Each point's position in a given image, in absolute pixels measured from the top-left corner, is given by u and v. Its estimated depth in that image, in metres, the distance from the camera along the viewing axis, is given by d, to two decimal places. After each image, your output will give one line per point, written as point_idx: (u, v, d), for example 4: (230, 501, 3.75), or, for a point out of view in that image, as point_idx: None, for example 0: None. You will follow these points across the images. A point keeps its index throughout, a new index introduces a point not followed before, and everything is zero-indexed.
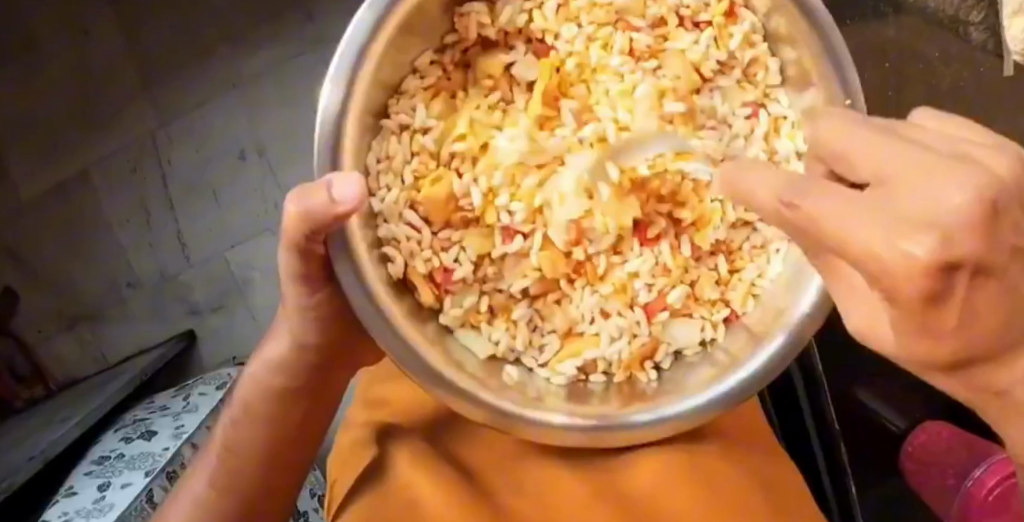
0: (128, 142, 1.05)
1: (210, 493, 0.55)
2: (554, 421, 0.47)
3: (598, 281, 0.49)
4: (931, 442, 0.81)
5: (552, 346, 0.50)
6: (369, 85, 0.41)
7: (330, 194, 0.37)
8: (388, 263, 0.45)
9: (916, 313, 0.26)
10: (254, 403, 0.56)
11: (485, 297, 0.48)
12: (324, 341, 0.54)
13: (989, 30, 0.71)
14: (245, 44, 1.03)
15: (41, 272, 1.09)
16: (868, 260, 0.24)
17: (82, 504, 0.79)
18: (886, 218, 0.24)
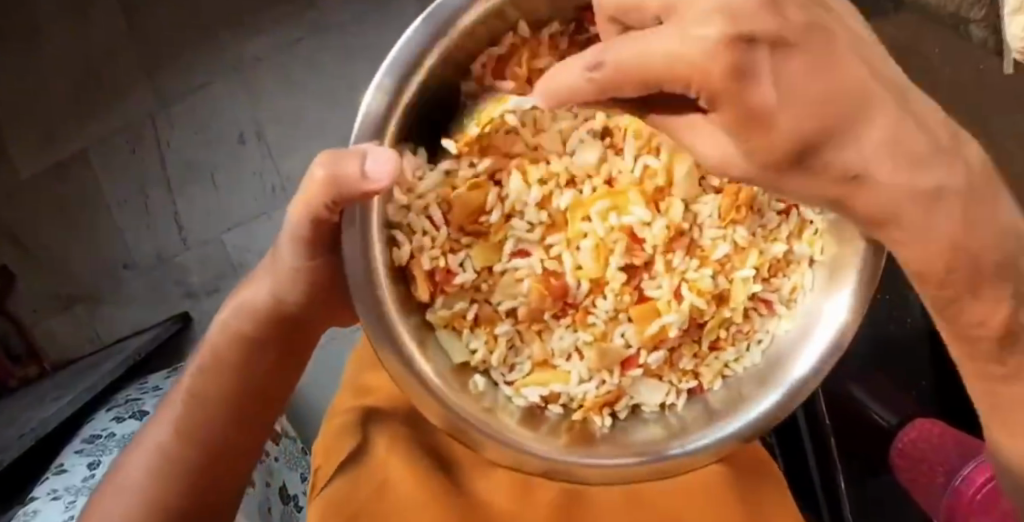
0: (127, 124, 1.05)
1: (171, 438, 0.55)
2: (507, 442, 0.45)
3: (587, 318, 0.48)
4: (921, 439, 0.78)
5: (523, 368, 0.49)
6: (420, 93, 0.39)
7: (365, 164, 0.37)
8: (394, 247, 0.42)
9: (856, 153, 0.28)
10: (222, 351, 0.56)
11: (474, 305, 0.47)
12: (304, 300, 0.55)
13: (990, 28, 0.70)
14: (245, 29, 1.03)
15: (38, 252, 1.09)
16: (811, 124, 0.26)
17: (72, 481, 0.79)
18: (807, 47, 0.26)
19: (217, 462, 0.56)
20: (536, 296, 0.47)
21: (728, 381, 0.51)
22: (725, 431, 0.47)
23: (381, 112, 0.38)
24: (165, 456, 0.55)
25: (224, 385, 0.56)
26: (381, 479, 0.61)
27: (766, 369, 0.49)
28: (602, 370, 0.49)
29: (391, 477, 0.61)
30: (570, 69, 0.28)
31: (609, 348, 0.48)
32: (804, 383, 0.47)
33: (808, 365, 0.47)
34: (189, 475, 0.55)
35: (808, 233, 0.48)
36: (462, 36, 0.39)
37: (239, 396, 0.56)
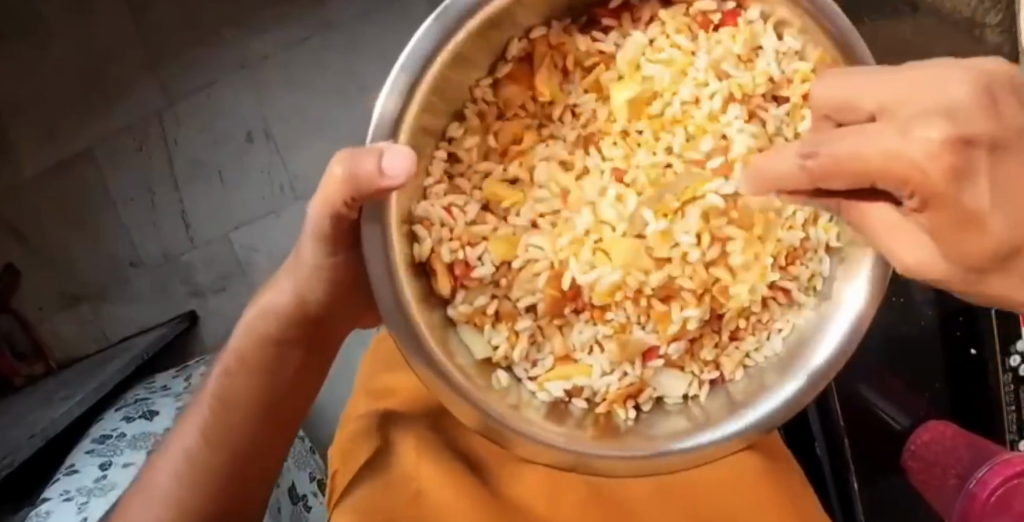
0: (134, 121, 1.05)
1: (198, 441, 0.56)
2: (534, 436, 0.44)
3: (606, 317, 0.47)
4: (934, 442, 0.79)
5: (546, 363, 0.48)
6: (431, 91, 0.39)
7: (381, 163, 0.36)
8: (415, 242, 0.43)
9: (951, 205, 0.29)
10: (245, 349, 0.56)
11: (495, 300, 0.46)
12: (327, 300, 0.54)
13: (1006, 34, 0.71)
14: (253, 26, 1.02)
15: (43, 250, 1.08)
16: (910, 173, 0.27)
17: (83, 483, 0.79)
18: (893, 129, 0.27)
19: (241, 465, 0.56)
20: (552, 290, 0.46)
21: (748, 370, 0.50)
22: (748, 420, 0.46)
23: (398, 107, 0.38)
24: (192, 461, 0.55)
25: (246, 386, 0.56)
26: (413, 487, 0.60)
27: (787, 356, 0.48)
28: (623, 363, 0.48)
29: (421, 483, 0.60)
30: (779, 163, 0.32)
31: (629, 339, 0.47)
32: (828, 368, 0.46)
33: (830, 350, 0.46)
34: (214, 479, 0.55)
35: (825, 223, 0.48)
36: (471, 33, 0.38)
37: (260, 398, 0.56)
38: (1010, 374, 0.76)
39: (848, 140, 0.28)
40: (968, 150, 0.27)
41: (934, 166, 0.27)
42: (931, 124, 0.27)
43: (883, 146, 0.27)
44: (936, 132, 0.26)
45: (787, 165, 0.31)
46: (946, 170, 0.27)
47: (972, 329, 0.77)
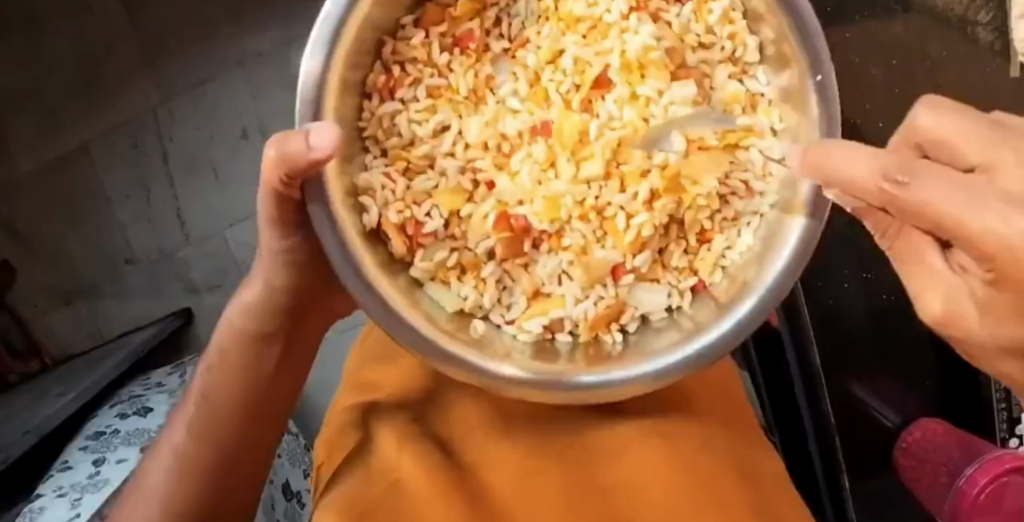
0: (129, 119, 1.05)
1: (186, 439, 0.56)
2: (501, 373, 0.44)
3: (564, 242, 0.49)
4: (926, 440, 0.79)
5: (519, 305, 0.49)
6: (346, 67, 0.43)
7: (308, 142, 0.38)
8: (364, 213, 0.46)
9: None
10: (230, 345, 0.56)
11: (454, 252, 0.48)
12: (297, 287, 0.54)
13: (997, 31, 0.71)
14: (249, 22, 1.02)
15: (37, 246, 1.08)
16: (1004, 251, 0.28)
17: (76, 479, 0.79)
18: (995, 198, 0.28)
19: (234, 461, 0.56)
20: (500, 226, 0.48)
21: (727, 271, 0.49)
22: (733, 321, 0.45)
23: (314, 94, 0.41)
24: (180, 459, 0.56)
25: (234, 385, 0.56)
26: (393, 476, 0.55)
27: (762, 246, 0.47)
28: (594, 287, 0.49)
29: (403, 473, 0.55)
30: (858, 158, 0.32)
31: (591, 260, 0.48)
32: (805, 246, 0.45)
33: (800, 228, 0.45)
34: (208, 474, 0.55)
35: (762, 105, 0.48)
36: (363, 20, 0.43)
37: (246, 395, 0.56)
38: None
39: (937, 181, 0.29)
40: None
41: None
42: None
43: (996, 214, 0.28)
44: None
45: (866, 168, 0.31)
46: None
47: None
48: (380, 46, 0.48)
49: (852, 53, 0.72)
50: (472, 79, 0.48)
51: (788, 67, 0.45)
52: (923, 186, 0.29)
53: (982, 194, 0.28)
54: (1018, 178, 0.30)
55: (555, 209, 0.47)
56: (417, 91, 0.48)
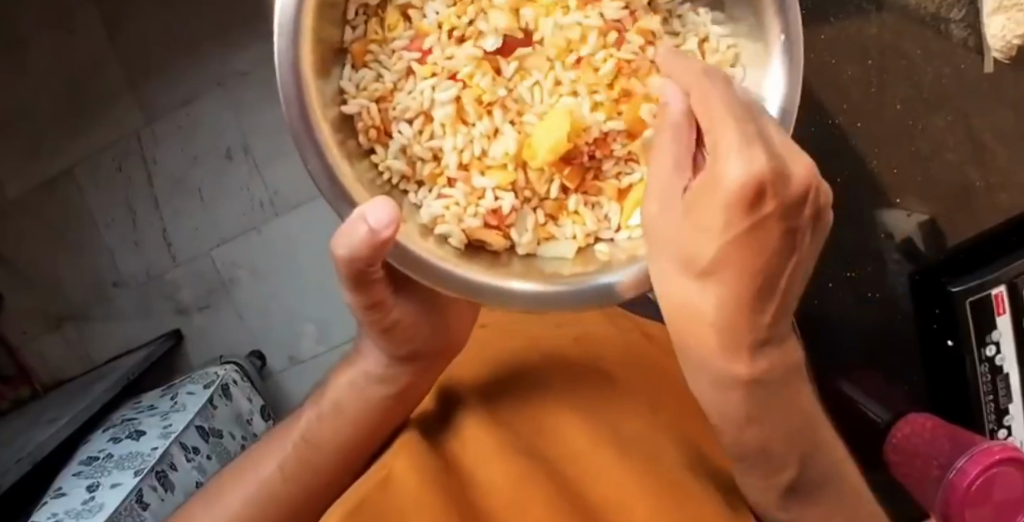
0: (112, 141, 1.04)
1: (278, 476, 0.56)
2: (540, 291, 0.44)
3: (614, 141, 0.49)
4: (914, 434, 0.80)
5: (615, 210, 0.50)
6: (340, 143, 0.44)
7: (367, 223, 0.39)
8: (449, 239, 0.48)
9: (725, 211, 0.31)
10: (346, 403, 0.56)
11: (539, 209, 0.50)
12: (417, 348, 0.56)
13: (970, 27, 0.72)
14: (224, 40, 1.01)
15: (26, 271, 1.08)
16: (717, 163, 0.32)
17: (72, 504, 0.78)
18: (751, 134, 0.32)
19: (314, 496, 0.56)
20: (556, 166, 0.49)
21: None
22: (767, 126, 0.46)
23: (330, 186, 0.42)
24: (269, 493, 0.55)
25: (341, 438, 0.56)
26: (381, 477, 0.49)
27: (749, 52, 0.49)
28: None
29: (394, 470, 0.49)
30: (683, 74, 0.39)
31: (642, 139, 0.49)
32: (791, 66, 0.46)
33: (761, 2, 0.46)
34: (290, 511, 0.56)
35: None
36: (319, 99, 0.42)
37: (355, 448, 0.56)
38: (987, 364, 0.76)
39: (727, 100, 0.35)
40: (759, 198, 0.30)
41: (733, 176, 0.30)
42: (747, 153, 0.30)
43: (726, 135, 0.32)
44: (761, 158, 0.30)
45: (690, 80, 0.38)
46: (735, 187, 0.30)
47: (949, 322, 0.76)
48: (349, 116, 0.47)
49: (829, 53, 0.73)
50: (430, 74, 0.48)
51: None
52: (710, 96, 0.36)
53: (738, 122, 0.33)
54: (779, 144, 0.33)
55: (579, 127, 0.48)
56: (405, 117, 0.48)
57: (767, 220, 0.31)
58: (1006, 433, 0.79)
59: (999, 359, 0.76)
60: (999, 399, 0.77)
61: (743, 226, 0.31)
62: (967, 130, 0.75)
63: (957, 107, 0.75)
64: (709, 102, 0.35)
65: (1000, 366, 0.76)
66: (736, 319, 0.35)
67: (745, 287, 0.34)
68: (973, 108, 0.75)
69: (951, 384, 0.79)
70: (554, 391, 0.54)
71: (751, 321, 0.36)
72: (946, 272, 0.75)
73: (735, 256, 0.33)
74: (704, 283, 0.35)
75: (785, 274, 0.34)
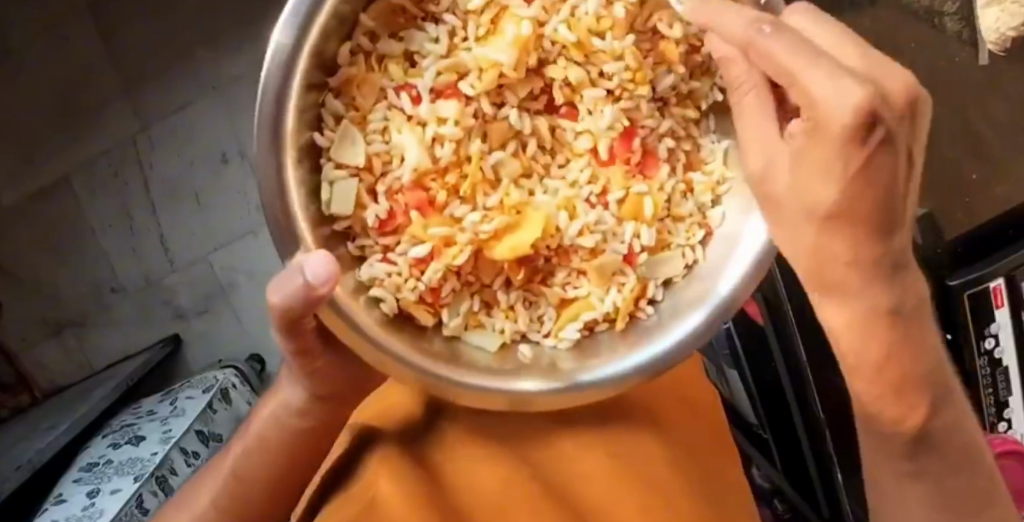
0: (108, 147, 1.04)
1: (212, 506, 0.55)
2: (514, 388, 0.41)
3: (573, 252, 0.45)
4: None
5: (551, 314, 0.45)
6: (301, 177, 0.36)
7: (304, 276, 0.34)
8: (381, 303, 0.40)
9: (834, 156, 0.26)
10: (268, 435, 0.52)
11: (477, 297, 0.44)
12: (338, 384, 0.50)
13: (964, 20, 0.72)
14: (220, 47, 1.02)
15: (25, 279, 1.08)
16: (818, 109, 0.25)
17: (71, 511, 0.78)
18: (828, 63, 0.25)
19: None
20: (511, 266, 0.43)
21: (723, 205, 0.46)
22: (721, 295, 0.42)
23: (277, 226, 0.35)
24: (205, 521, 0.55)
25: (267, 476, 0.53)
26: (370, 495, 0.49)
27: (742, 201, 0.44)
28: (612, 281, 0.45)
29: (379, 490, 0.49)
30: (723, 16, 0.30)
31: (603, 260, 0.44)
32: None
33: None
34: None
35: None
36: (294, 134, 0.35)
37: (289, 474, 0.54)
38: (986, 357, 0.75)
39: (787, 38, 0.27)
40: (873, 127, 0.25)
41: (839, 118, 0.25)
42: (843, 86, 0.24)
43: (807, 74, 0.25)
44: (861, 85, 0.24)
45: (736, 22, 0.29)
46: (845, 128, 0.25)
47: (948, 315, 0.76)
48: (314, 147, 0.38)
49: None
50: (415, 134, 0.40)
51: None
52: (768, 43, 0.27)
53: (816, 57, 0.25)
54: (860, 59, 0.27)
55: (549, 232, 0.43)
56: (374, 164, 0.40)
57: (880, 154, 0.26)
58: (1007, 427, 0.76)
59: (999, 351, 0.74)
60: (998, 392, 0.76)
61: (856, 163, 0.26)
62: (962, 123, 0.76)
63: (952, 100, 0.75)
64: (767, 47, 0.27)
65: (999, 360, 0.75)
66: (869, 255, 0.29)
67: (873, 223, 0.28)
68: (965, 100, 0.75)
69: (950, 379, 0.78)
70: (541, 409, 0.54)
71: (887, 239, 0.29)
72: (944, 266, 0.76)
73: (861, 205, 0.27)
74: (824, 243, 0.29)
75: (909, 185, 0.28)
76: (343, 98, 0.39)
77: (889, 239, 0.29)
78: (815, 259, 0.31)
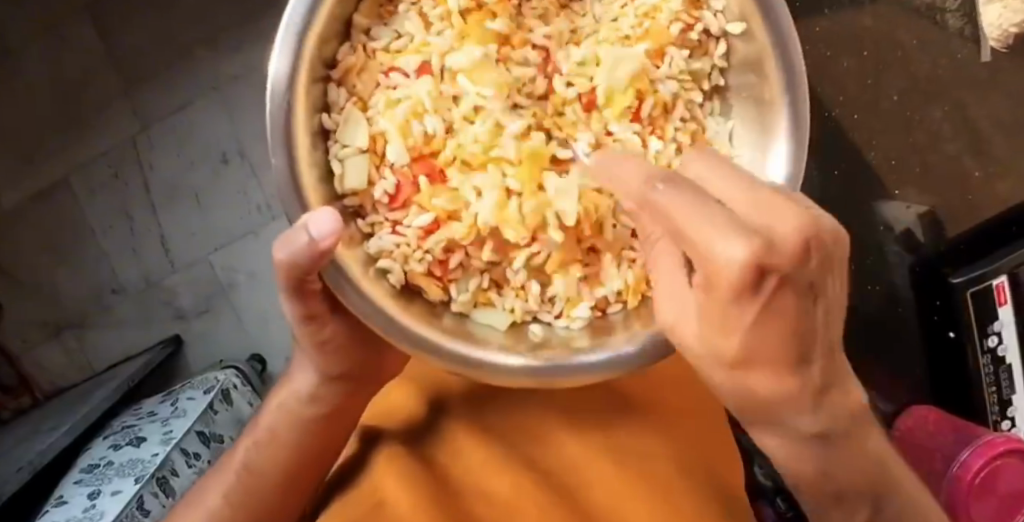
0: (106, 148, 1.04)
1: (222, 505, 0.53)
2: (513, 364, 0.43)
3: (579, 233, 0.47)
4: (918, 427, 0.76)
5: (562, 298, 0.47)
6: (309, 151, 0.42)
7: (309, 233, 0.37)
8: (388, 275, 0.45)
9: (730, 301, 0.27)
10: (281, 425, 0.53)
11: (486, 274, 0.47)
12: (353, 367, 0.52)
13: (966, 16, 0.72)
14: (217, 47, 1.01)
15: (24, 280, 1.07)
16: (710, 263, 0.27)
17: (72, 512, 0.78)
18: (720, 216, 0.26)
19: None
20: (515, 242, 0.46)
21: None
22: None
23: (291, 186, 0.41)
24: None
25: (281, 467, 0.53)
26: (376, 500, 0.51)
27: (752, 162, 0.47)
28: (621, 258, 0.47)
29: (386, 495, 0.51)
30: (622, 171, 0.32)
31: (608, 236, 0.46)
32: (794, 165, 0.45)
33: (787, 120, 0.46)
34: None
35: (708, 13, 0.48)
36: (301, 113, 0.41)
37: (296, 472, 0.53)
38: (989, 355, 0.75)
39: (674, 188, 0.28)
40: (765, 276, 0.26)
41: (729, 271, 0.26)
42: (730, 238, 0.25)
43: (699, 228, 0.26)
44: (744, 245, 0.25)
45: (633, 179, 0.31)
46: (736, 282, 0.26)
47: (950, 314, 0.76)
48: (325, 129, 0.44)
49: (822, 45, 0.73)
50: (408, 108, 0.44)
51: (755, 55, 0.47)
52: (654, 195, 0.29)
53: (704, 206, 0.27)
54: (748, 202, 0.28)
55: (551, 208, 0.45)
56: (373, 143, 0.45)
57: (774, 295, 0.27)
58: (1010, 424, 0.78)
59: (1004, 349, 0.75)
60: (1002, 389, 0.76)
61: (751, 314, 0.28)
62: (964, 120, 0.75)
63: (954, 97, 0.74)
64: (656, 200, 0.29)
65: (1004, 357, 0.75)
66: (791, 380, 0.31)
67: (788, 354, 0.30)
68: (968, 97, 0.74)
69: (954, 381, 0.79)
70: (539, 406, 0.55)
71: (803, 370, 0.31)
72: (947, 263, 0.76)
73: (771, 336, 0.29)
74: (742, 373, 0.31)
75: (817, 318, 0.29)
76: (347, 87, 0.45)
77: (804, 369, 0.31)
78: (736, 385, 0.32)
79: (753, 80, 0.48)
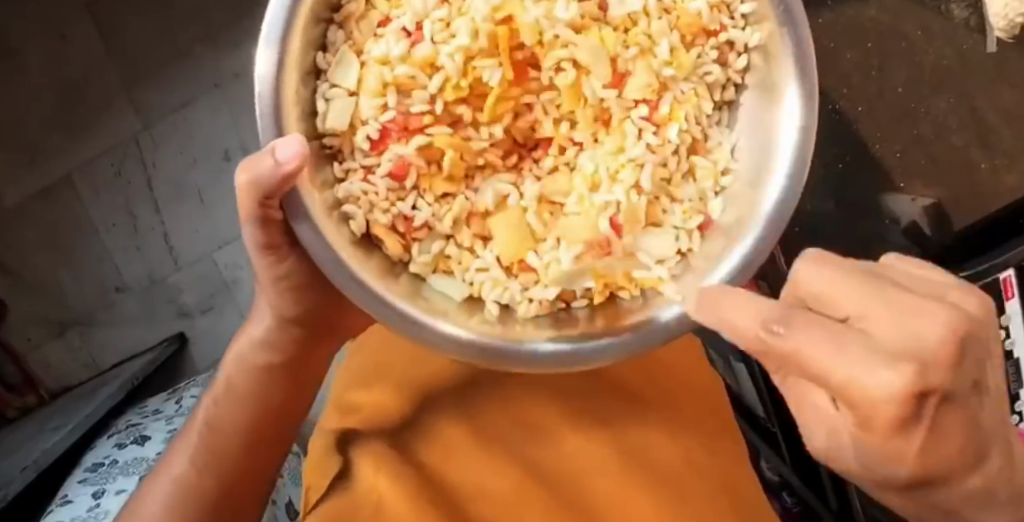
0: (108, 145, 1.04)
1: (190, 470, 0.53)
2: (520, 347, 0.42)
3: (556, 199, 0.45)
4: None
5: (530, 276, 0.45)
6: (295, 94, 0.40)
7: (275, 156, 0.37)
8: (349, 221, 0.42)
9: (887, 436, 0.27)
10: (237, 379, 0.54)
11: (451, 241, 0.44)
12: (304, 312, 0.52)
13: (970, 7, 0.72)
14: (221, 44, 1.01)
15: (28, 279, 1.07)
16: (867, 403, 0.26)
17: (78, 512, 0.79)
18: (864, 349, 0.26)
19: (233, 495, 0.54)
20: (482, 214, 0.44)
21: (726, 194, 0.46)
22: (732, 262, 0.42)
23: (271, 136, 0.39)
24: (181, 487, 0.53)
25: (243, 419, 0.53)
26: (374, 500, 0.52)
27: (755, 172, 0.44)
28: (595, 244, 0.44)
29: (382, 493, 0.52)
30: (735, 307, 0.29)
31: (572, 222, 0.44)
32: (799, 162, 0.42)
33: (794, 99, 0.43)
34: (210, 506, 0.53)
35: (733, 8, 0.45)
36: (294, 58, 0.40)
37: (259, 427, 0.54)
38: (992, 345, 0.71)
39: (813, 330, 0.26)
40: (923, 401, 0.26)
41: (886, 405, 0.26)
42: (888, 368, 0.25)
43: (851, 370, 0.25)
44: (898, 376, 0.25)
45: (749, 321, 0.28)
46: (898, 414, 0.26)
47: None
48: (318, 69, 0.43)
49: (827, 37, 0.74)
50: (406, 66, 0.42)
51: (772, 72, 0.44)
52: (800, 336, 0.27)
53: (858, 344, 0.26)
54: (892, 319, 0.27)
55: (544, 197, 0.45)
56: (360, 90, 0.42)
57: (932, 419, 0.27)
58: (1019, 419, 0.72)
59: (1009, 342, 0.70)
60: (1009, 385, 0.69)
61: (917, 441, 0.27)
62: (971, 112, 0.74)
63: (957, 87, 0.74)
64: (799, 349, 0.26)
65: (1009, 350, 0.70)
66: (963, 482, 0.30)
67: (961, 459, 0.29)
68: (972, 86, 0.73)
69: None
70: (534, 394, 0.55)
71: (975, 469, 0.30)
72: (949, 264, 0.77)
73: (955, 420, 0.28)
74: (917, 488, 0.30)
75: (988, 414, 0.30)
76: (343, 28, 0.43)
77: (980, 465, 0.30)
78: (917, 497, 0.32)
79: (766, 98, 0.45)
